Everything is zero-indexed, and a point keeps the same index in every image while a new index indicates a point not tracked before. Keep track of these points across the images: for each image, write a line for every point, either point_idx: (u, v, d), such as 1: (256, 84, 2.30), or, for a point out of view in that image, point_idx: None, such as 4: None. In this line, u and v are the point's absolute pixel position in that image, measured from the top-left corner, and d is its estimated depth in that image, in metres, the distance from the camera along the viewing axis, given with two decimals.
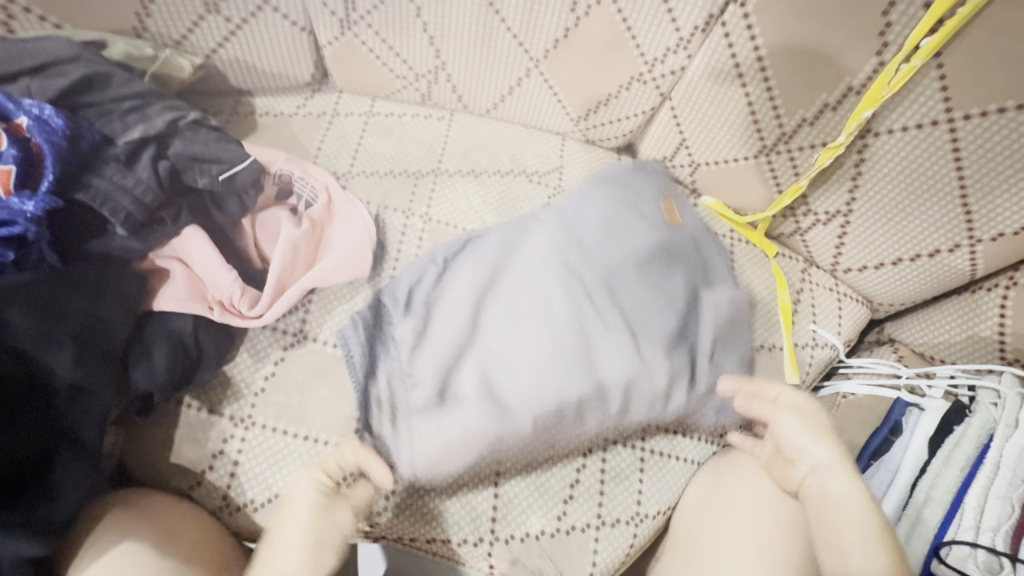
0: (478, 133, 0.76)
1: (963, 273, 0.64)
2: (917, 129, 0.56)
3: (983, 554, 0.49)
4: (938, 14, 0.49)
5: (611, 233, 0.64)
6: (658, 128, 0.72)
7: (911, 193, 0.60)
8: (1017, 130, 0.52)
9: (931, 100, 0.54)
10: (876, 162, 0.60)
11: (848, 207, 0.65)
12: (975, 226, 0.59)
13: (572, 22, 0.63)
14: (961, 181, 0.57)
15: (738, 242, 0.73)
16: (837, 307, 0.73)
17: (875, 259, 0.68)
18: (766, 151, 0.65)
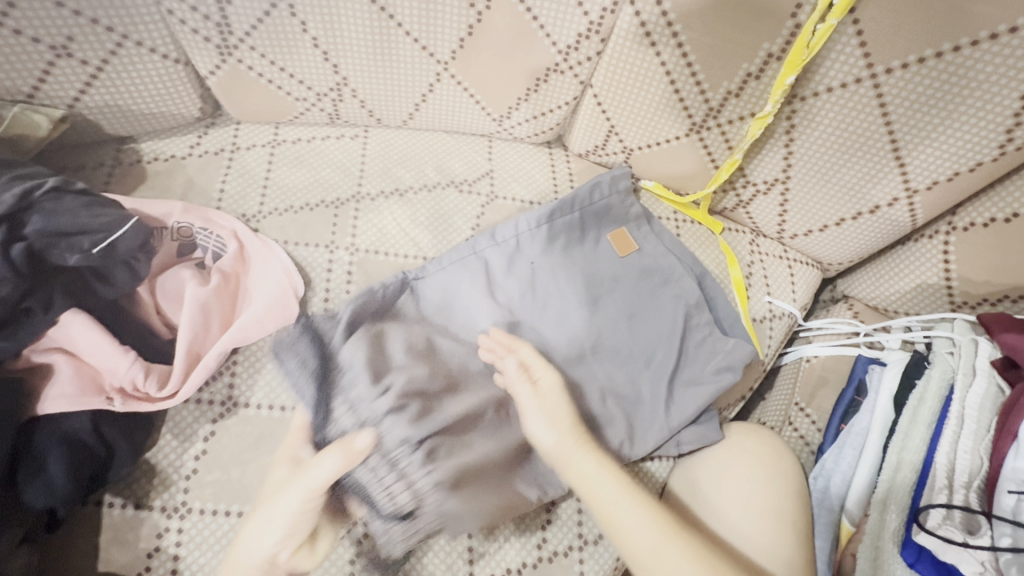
0: (397, 147, 0.71)
1: (906, 224, 0.63)
2: (841, 88, 0.54)
3: (958, 514, 0.47)
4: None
5: (555, 265, 0.62)
6: (585, 117, 0.68)
7: (844, 152, 0.59)
8: (939, 78, 0.51)
9: (853, 57, 0.52)
10: (805, 128, 0.58)
11: (786, 175, 0.64)
12: (910, 177, 0.59)
13: (474, 18, 0.58)
14: (892, 136, 0.56)
15: (682, 223, 0.72)
16: (789, 274, 0.73)
17: (819, 223, 0.67)
18: (695, 128, 0.63)
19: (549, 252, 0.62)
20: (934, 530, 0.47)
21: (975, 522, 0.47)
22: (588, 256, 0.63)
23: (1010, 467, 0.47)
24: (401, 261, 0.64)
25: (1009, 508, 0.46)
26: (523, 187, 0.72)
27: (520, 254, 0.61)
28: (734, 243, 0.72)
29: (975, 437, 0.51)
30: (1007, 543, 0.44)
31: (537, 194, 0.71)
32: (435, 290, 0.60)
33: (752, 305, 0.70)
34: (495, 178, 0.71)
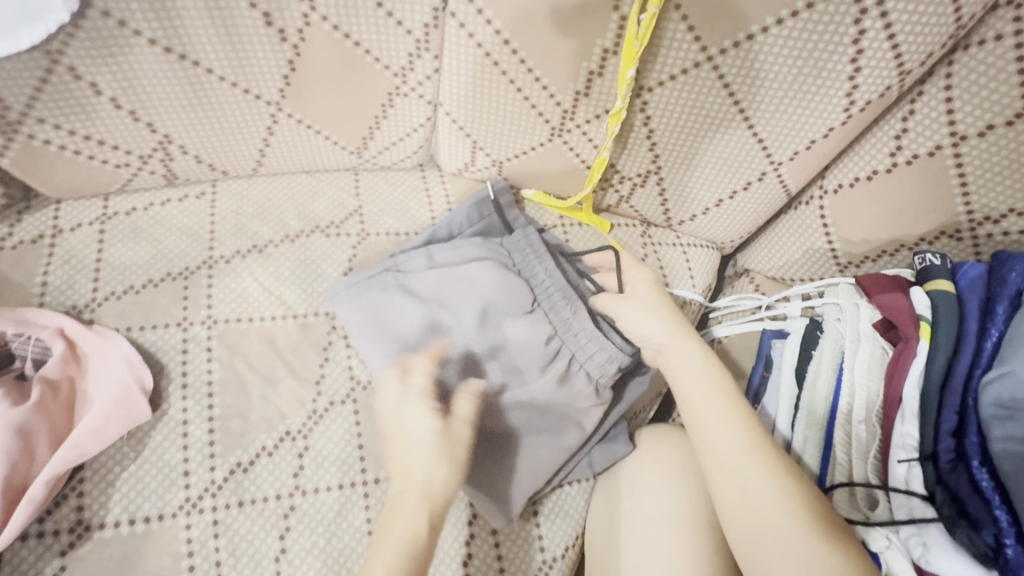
0: (251, 198, 0.64)
1: (780, 195, 0.63)
2: (684, 74, 0.52)
3: (863, 493, 0.48)
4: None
5: None
6: (445, 136, 0.64)
7: (704, 134, 0.58)
8: (772, 53, 0.50)
9: (686, 43, 0.50)
10: (662, 119, 0.57)
11: (656, 164, 0.62)
12: (772, 152, 0.58)
13: (291, 53, 0.53)
14: (743, 113, 0.55)
15: (569, 228, 0.70)
16: (684, 260, 0.72)
17: (700, 206, 0.67)
18: (557, 133, 0.60)
19: None
20: (848, 516, 0.48)
21: (881, 497, 0.47)
22: None
23: (897, 435, 0.47)
24: (268, 325, 0.58)
25: (901, 478, 0.46)
26: (394, 220, 0.67)
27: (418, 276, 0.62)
28: (624, 239, 0.71)
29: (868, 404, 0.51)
30: (905, 515, 0.45)
31: (411, 225, 0.67)
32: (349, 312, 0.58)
33: None
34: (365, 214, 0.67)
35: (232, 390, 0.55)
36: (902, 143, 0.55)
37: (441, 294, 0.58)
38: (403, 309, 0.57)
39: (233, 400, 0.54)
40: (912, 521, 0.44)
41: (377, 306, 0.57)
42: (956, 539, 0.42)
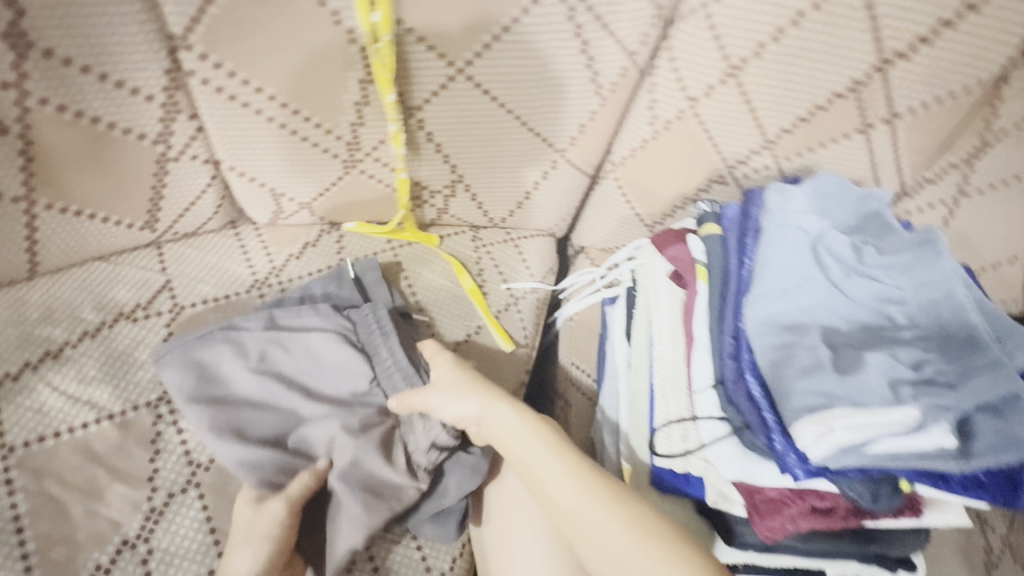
0: (35, 300, 0.58)
1: (575, 176, 0.68)
2: (445, 89, 0.54)
3: (675, 428, 0.54)
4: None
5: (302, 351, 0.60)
6: (240, 189, 0.62)
7: (486, 138, 0.61)
8: (513, 55, 0.53)
9: (433, 61, 0.52)
10: (442, 133, 0.59)
11: (457, 174, 0.65)
12: (553, 141, 0.63)
13: (19, 144, 0.48)
14: (513, 113, 0.58)
15: (400, 249, 0.71)
16: (518, 254, 0.75)
17: (514, 201, 0.70)
18: (350, 165, 0.61)
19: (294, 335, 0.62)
20: (664, 451, 0.54)
21: (689, 428, 0.53)
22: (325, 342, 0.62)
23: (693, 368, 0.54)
24: (81, 433, 0.53)
25: (701, 406, 0.52)
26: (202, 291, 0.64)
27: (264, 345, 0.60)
28: (456, 248, 0.73)
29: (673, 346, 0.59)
30: (707, 439, 0.51)
31: (229, 288, 0.65)
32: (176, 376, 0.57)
33: (491, 301, 0.71)
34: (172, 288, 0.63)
35: (48, 517, 0.50)
36: (656, 112, 0.61)
37: (291, 370, 0.57)
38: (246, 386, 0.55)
39: (52, 528, 0.49)
40: (711, 441, 0.49)
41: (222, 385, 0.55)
42: (743, 445, 0.48)
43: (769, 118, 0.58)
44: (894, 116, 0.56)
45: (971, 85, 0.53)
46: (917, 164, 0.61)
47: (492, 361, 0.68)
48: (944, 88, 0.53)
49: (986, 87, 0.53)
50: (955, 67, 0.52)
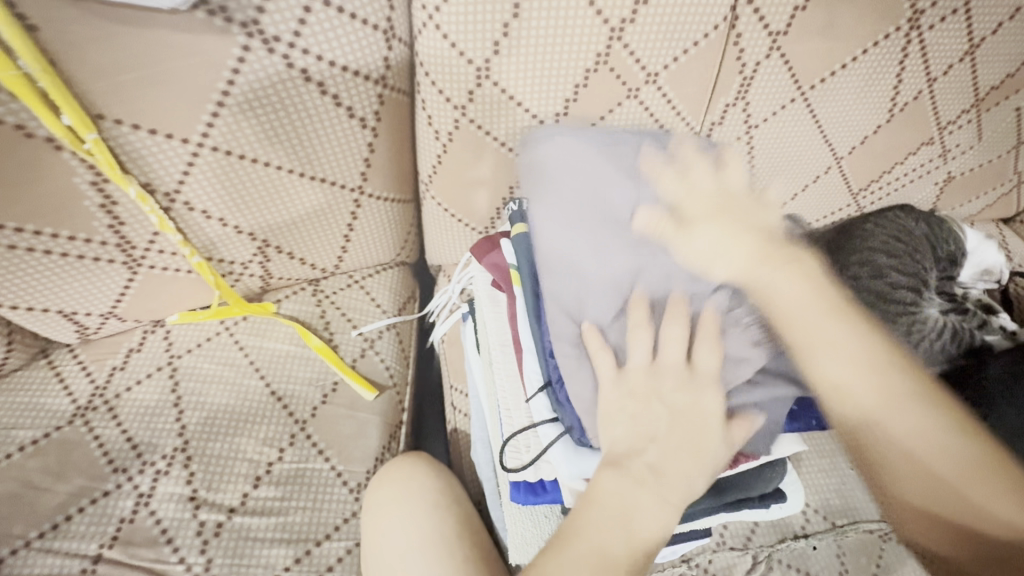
0: None
1: (386, 207, 0.67)
2: (192, 165, 0.51)
3: (519, 442, 0.55)
4: (34, 97, 0.42)
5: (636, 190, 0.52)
6: (26, 319, 0.58)
7: (270, 199, 0.58)
8: (252, 115, 0.50)
9: (163, 143, 0.49)
10: (218, 206, 0.56)
11: (260, 240, 0.62)
12: (344, 182, 0.60)
13: None
14: (285, 168, 0.56)
15: (235, 327, 0.68)
16: (365, 295, 0.74)
17: (337, 247, 0.68)
18: (133, 265, 0.57)
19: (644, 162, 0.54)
20: (514, 465, 0.54)
21: (531, 436, 0.53)
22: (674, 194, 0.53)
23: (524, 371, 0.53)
24: None
25: (536, 412, 0.52)
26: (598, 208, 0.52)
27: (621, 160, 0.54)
28: (297, 309, 0.70)
29: (507, 358, 0.58)
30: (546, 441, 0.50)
31: (47, 425, 0.59)
32: (599, 189, 0.52)
33: (343, 353, 0.69)
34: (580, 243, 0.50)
35: None
36: (435, 126, 0.60)
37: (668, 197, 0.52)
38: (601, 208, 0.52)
39: None
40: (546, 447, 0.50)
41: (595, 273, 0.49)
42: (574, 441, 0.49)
43: (539, 107, 0.57)
44: (653, 75, 0.57)
45: (709, 32, 0.54)
46: (699, 113, 0.62)
47: (357, 411, 0.66)
48: (685, 41, 0.54)
49: (723, 30, 0.54)
50: (685, 20, 0.53)
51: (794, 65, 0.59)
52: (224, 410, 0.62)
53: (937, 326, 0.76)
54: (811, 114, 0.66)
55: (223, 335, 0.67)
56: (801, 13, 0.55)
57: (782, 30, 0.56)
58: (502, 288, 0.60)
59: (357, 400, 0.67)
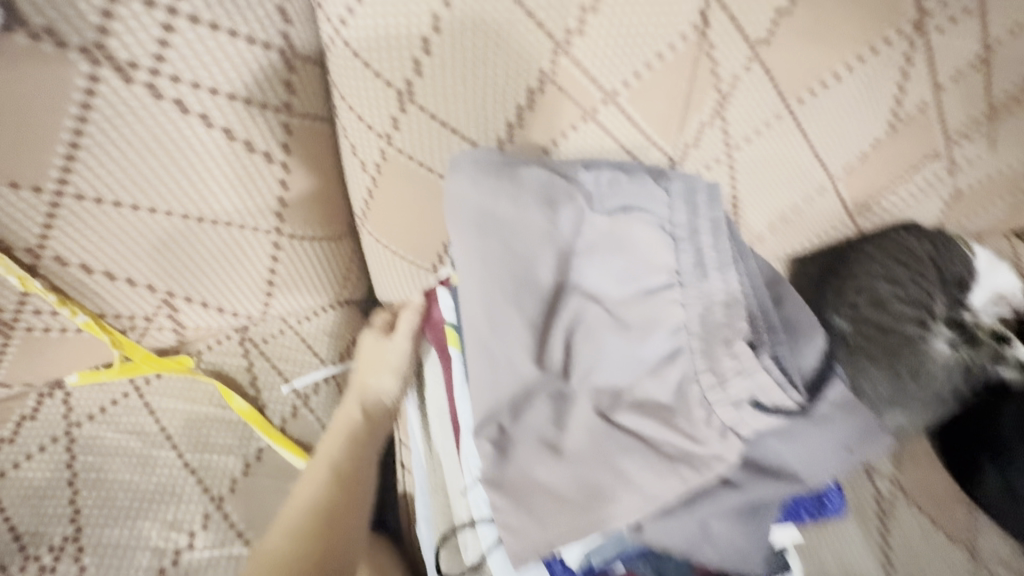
0: None
1: (314, 246, 0.58)
2: (54, 218, 0.43)
3: (455, 539, 0.49)
4: None
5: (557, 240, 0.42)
6: None
7: (166, 248, 0.49)
8: (119, 155, 0.41)
9: (9, 193, 0.41)
10: (98, 258, 0.47)
11: (163, 291, 0.53)
12: (256, 225, 0.52)
13: None
14: (177, 214, 0.47)
15: (146, 385, 0.59)
16: (300, 341, 0.65)
17: (260, 293, 0.59)
18: (5, 328, 0.49)
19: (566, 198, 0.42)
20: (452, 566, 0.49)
21: (471, 535, 0.47)
22: (620, 239, 0.42)
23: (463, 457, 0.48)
24: None
25: (475, 506, 0.46)
26: (504, 263, 0.42)
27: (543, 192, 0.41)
28: (220, 360, 0.62)
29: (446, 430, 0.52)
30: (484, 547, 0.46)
31: None
32: (515, 236, 0.42)
33: (271, 414, 0.60)
34: (478, 317, 0.42)
35: None
36: (361, 156, 0.51)
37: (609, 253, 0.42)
38: (498, 264, 0.42)
39: None
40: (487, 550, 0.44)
41: (509, 357, 0.42)
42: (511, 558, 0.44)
43: (478, 134, 0.48)
44: (612, 94, 0.48)
45: (676, 43, 0.46)
46: (671, 135, 0.53)
47: (285, 482, 0.58)
48: (648, 52, 0.46)
49: (693, 39, 0.46)
50: (645, 30, 0.44)
51: (778, 77, 0.51)
52: (128, 487, 0.54)
53: (943, 362, 0.67)
54: (801, 131, 0.57)
55: (132, 395, 0.59)
56: (786, 18, 0.46)
57: (763, 38, 0.47)
58: (440, 354, 0.54)
59: (287, 469, 0.58)
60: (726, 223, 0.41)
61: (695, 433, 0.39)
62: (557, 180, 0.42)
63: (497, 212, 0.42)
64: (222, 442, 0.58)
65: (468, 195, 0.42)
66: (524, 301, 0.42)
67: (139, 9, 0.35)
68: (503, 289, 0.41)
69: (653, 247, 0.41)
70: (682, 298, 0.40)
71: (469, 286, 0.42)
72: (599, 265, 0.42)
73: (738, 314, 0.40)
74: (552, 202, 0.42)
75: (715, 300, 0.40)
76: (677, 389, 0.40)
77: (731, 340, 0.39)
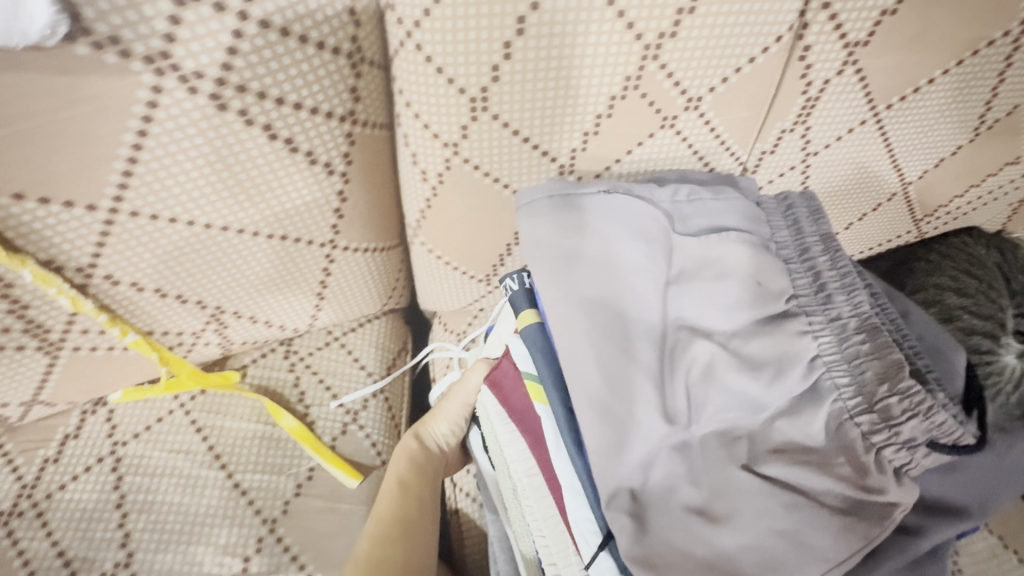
0: None
1: (366, 258, 0.55)
2: (106, 237, 0.40)
3: None
4: None
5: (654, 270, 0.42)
6: None
7: (219, 264, 0.47)
8: (178, 170, 0.39)
9: (61, 212, 0.38)
10: (150, 276, 0.45)
11: (213, 307, 0.51)
12: (312, 238, 0.49)
13: None
14: (233, 229, 0.44)
15: (192, 401, 0.57)
16: (347, 354, 0.63)
17: (310, 307, 0.57)
18: (51, 349, 0.46)
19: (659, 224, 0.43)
20: None
21: None
22: (726, 264, 0.41)
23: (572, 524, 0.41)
24: None
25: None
26: (600, 305, 0.42)
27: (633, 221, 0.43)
28: (265, 376, 0.60)
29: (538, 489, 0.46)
30: None
31: None
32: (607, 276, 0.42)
33: (321, 431, 0.58)
34: (584, 367, 0.40)
35: None
36: (422, 167, 0.48)
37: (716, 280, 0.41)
38: (599, 315, 0.42)
39: None
40: None
41: (627, 410, 0.40)
42: None
43: (552, 144, 0.46)
44: (694, 101, 0.45)
45: (770, 46, 0.42)
46: (748, 143, 0.50)
47: (337, 503, 0.55)
48: (740, 56, 0.42)
49: (788, 41, 0.42)
50: (739, 32, 0.40)
51: (870, 81, 0.47)
52: (178, 511, 0.52)
53: (1012, 376, 0.64)
54: (884, 138, 0.54)
55: (177, 413, 0.57)
56: (889, 19, 0.42)
57: (862, 40, 0.43)
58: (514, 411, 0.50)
59: (339, 489, 0.56)
60: (834, 237, 0.42)
61: (865, 481, 0.36)
62: (642, 211, 0.43)
63: (583, 253, 0.43)
64: (272, 461, 0.56)
65: (554, 242, 0.43)
66: (627, 342, 0.41)
67: (206, 14, 0.32)
68: (610, 335, 0.41)
69: (760, 269, 0.41)
70: (806, 328, 0.39)
71: (570, 333, 0.41)
72: (713, 295, 0.41)
73: (887, 343, 0.37)
74: (641, 233, 0.43)
75: (848, 327, 0.39)
76: (828, 429, 0.38)
77: (899, 375, 0.36)
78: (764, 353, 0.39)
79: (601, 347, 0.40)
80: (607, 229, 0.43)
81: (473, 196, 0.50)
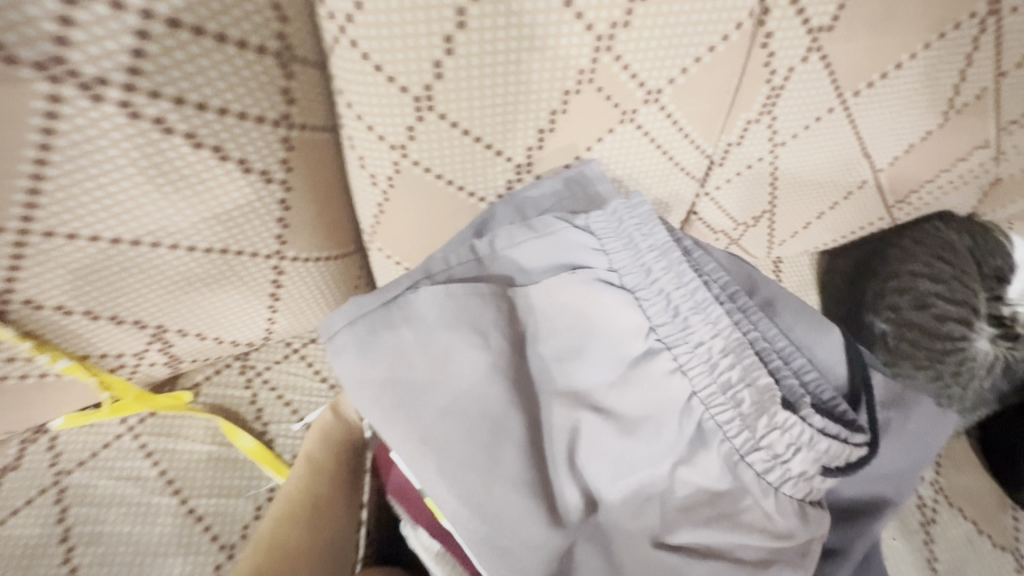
0: None
1: (319, 267, 0.53)
2: (20, 258, 0.37)
3: None
4: None
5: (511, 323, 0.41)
6: None
7: (154, 281, 0.43)
8: (94, 184, 0.35)
9: None
10: (78, 297, 0.42)
11: (155, 327, 0.48)
12: (256, 250, 0.46)
13: None
14: (166, 244, 0.41)
15: (142, 424, 0.54)
16: (308, 367, 0.60)
17: (263, 320, 0.54)
18: None
19: (520, 257, 0.43)
20: None
21: None
22: (597, 307, 0.41)
23: None
24: None
25: None
26: (446, 404, 0.38)
27: (487, 262, 0.43)
28: (221, 394, 0.57)
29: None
30: None
31: None
32: (446, 367, 0.39)
33: (281, 450, 0.56)
34: (474, 482, 0.36)
35: None
36: (371, 170, 0.45)
37: (586, 329, 0.41)
38: (444, 418, 0.37)
39: None
40: None
41: (525, 510, 0.36)
42: None
43: (506, 143, 0.43)
44: (654, 94, 0.42)
45: (730, 34, 0.40)
46: (712, 136, 0.48)
47: None
48: (699, 45, 0.40)
49: (748, 27, 0.40)
50: (696, 20, 0.38)
51: (837, 68, 0.45)
52: (129, 541, 0.49)
53: (985, 361, 0.64)
54: (852, 127, 0.52)
55: (126, 437, 0.54)
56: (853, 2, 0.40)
57: (824, 25, 0.41)
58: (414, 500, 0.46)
59: None
60: (670, 247, 0.41)
61: (777, 525, 0.37)
62: (496, 278, 0.43)
63: (405, 374, 0.38)
64: (230, 483, 0.53)
65: (369, 373, 0.39)
66: (488, 435, 0.37)
67: (103, 13, 0.29)
68: (460, 446, 0.37)
69: (620, 311, 0.41)
70: (676, 365, 0.39)
71: (447, 449, 0.36)
72: (581, 347, 0.41)
73: (755, 364, 0.38)
74: (486, 300, 0.40)
75: (714, 350, 0.39)
76: (726, 470, 0.38)
77: (774, 407, 0.36)
78: (639, 397, 0.40)
79: (456, 456, 0.36)
80: (439, 314, 0.40)
81: (428, 200, 0.47)
